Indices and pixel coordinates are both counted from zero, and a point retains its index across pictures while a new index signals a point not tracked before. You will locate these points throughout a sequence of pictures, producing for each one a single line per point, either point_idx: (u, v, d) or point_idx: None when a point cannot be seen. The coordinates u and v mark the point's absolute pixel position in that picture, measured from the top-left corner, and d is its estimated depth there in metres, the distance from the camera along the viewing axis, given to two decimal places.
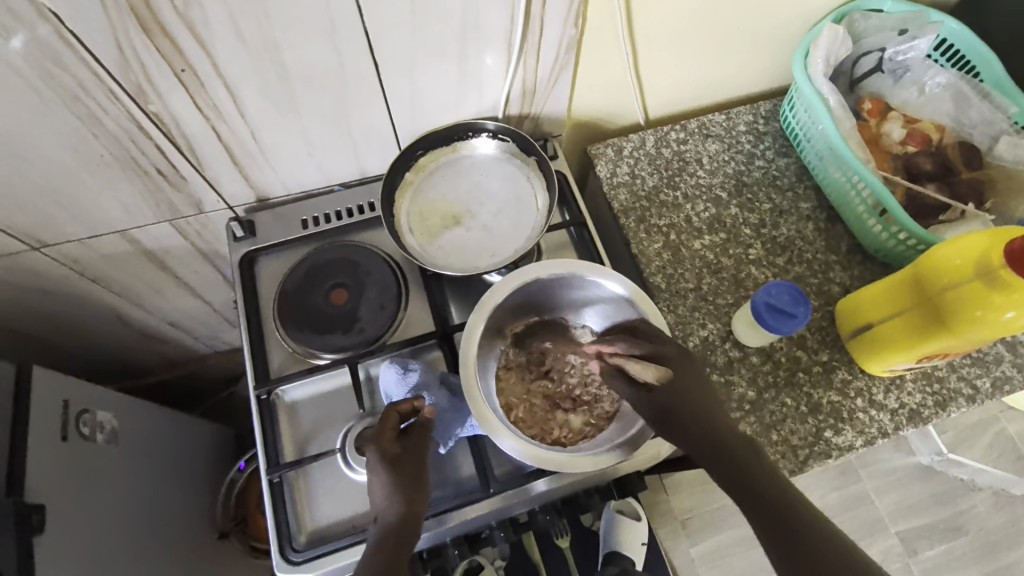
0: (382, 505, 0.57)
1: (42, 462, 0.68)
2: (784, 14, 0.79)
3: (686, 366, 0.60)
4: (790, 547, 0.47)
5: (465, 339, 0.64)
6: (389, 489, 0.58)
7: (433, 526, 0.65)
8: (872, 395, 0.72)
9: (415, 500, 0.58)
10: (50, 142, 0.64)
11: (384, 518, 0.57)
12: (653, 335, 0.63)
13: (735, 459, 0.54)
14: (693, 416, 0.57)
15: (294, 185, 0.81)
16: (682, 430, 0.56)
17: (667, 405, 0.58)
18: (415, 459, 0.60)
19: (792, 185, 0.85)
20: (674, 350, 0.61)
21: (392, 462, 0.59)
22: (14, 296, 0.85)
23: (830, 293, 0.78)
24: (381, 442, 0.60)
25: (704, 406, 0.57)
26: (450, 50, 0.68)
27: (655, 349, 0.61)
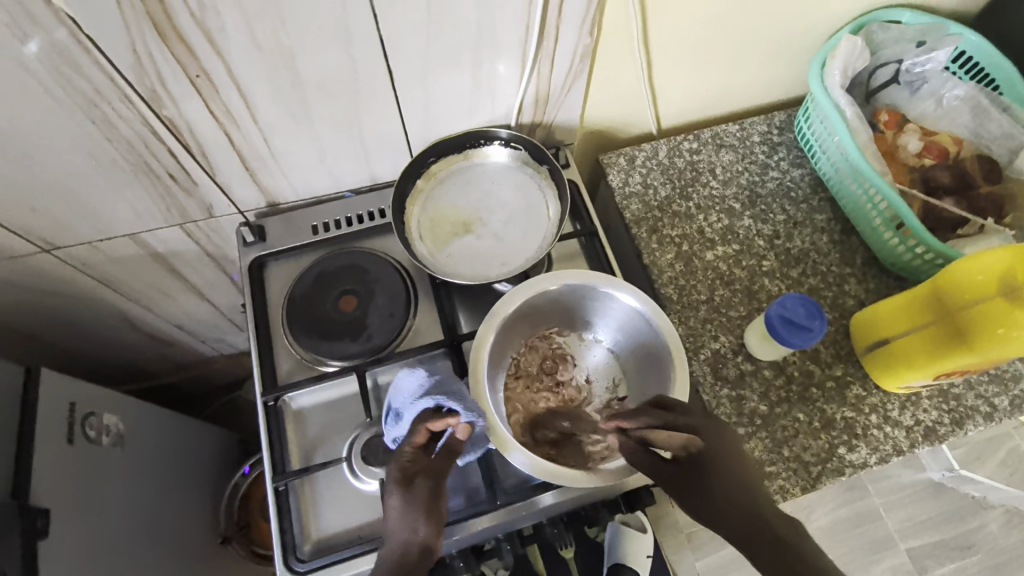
0: (395, 529, 0.55)
1: (48, 465, 0.67)
2: (800, 25, 0.78)
3: (718, 439, 0.55)
4: None
5: (476, 347, 0.63)
6: (406, 511, 0.55)
7: None
8: (887, 412, 0.70)
9: (432, 527, 0.55)
10: (64, 145, 0.64)
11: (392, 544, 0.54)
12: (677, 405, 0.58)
13: (775, 541, 0.47)
14: (724, 489, 0.51)
15: (305, 191, 0.81)
16: (715, 507, 0.51)
17: (694, 481, 0.53)
18: (436, 482, 0.57)
19: (806, 197, 0.84)
20: (700, 420, 0.56)
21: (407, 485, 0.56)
22: (24, 297, 0.85)
23: (844, 306, 0.77)
24: (401, 462, 0.58)
25: (736, 478, 0.52)
26: (464, 58, 0.68)
27: (679, 419, 0.56)
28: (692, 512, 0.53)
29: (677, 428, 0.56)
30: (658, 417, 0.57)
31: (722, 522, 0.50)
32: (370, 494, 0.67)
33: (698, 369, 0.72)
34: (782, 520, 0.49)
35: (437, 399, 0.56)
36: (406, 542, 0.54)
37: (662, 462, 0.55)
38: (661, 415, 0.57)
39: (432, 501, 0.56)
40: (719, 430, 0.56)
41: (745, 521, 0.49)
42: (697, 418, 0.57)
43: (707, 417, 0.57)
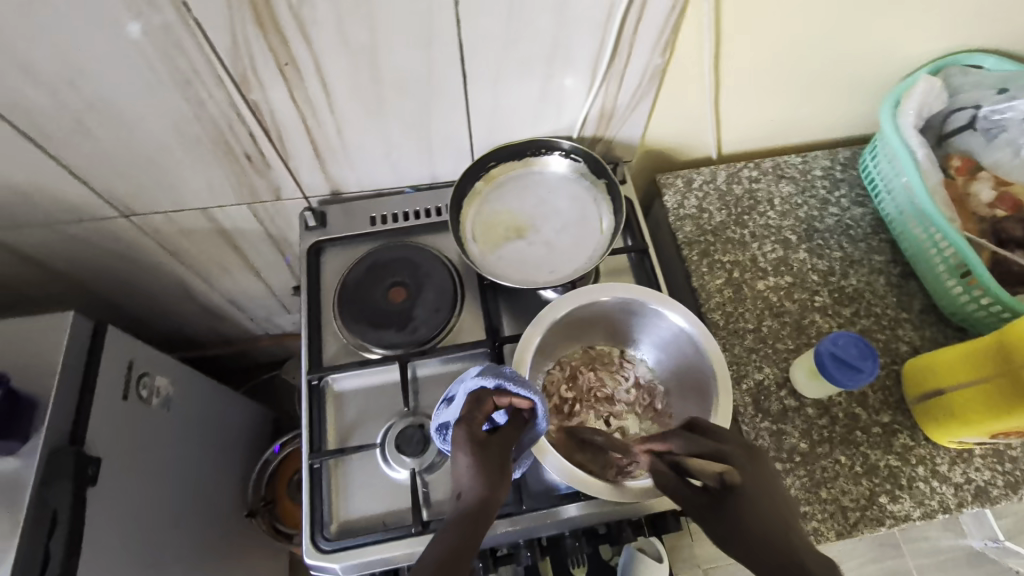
0: (467, 486, 0.54)
1: (105, 417, 0.71)
2: (876, 63, 0.77)
3: (752, 466, 0.54)
4: None
5: (522, 344, 0.64)
6: (475, 471, 0.54)
7: None
8: (935, 466, 0.68)
9: (500, 490, 0.54)
10: (157, 118, 0.68)
11: (466, 497, 0.53)
12: (713, 429, 0.57)
13: (793, 564, 0.47)
14: (753, 518, 0.51)
15: (368, 182, 0.84)
16: (740, 533, 0.50)
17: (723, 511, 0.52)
18: (506, 449, 0.57)
19: (865, 236, 0.82)
20: (735, 449, 0.55)
21: (481, 446, 0.55)
22: (98, 257, 0.91)
23: (897, 352, 0.74)
24: (472, 426, 0.56)
25: (767, 504, 0.52)
26: (537, 67, 0.69)
27: (711, 446, 0.55)
28: (719, 540, 0.52)
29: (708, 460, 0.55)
30: (691, 444, 0.55)
31: (743, 548, 0.50)
32: (399, 483, 0.68)
33: (739, 399, 0.71)
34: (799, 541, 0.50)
35: (500, 376, 0.57)
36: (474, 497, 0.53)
37: (695, 488, 0.55)
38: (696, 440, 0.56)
39: (504, 467, 0.55)
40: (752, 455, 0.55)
41: (769, 545, 0.49)
42: (730, 443, 0.56)
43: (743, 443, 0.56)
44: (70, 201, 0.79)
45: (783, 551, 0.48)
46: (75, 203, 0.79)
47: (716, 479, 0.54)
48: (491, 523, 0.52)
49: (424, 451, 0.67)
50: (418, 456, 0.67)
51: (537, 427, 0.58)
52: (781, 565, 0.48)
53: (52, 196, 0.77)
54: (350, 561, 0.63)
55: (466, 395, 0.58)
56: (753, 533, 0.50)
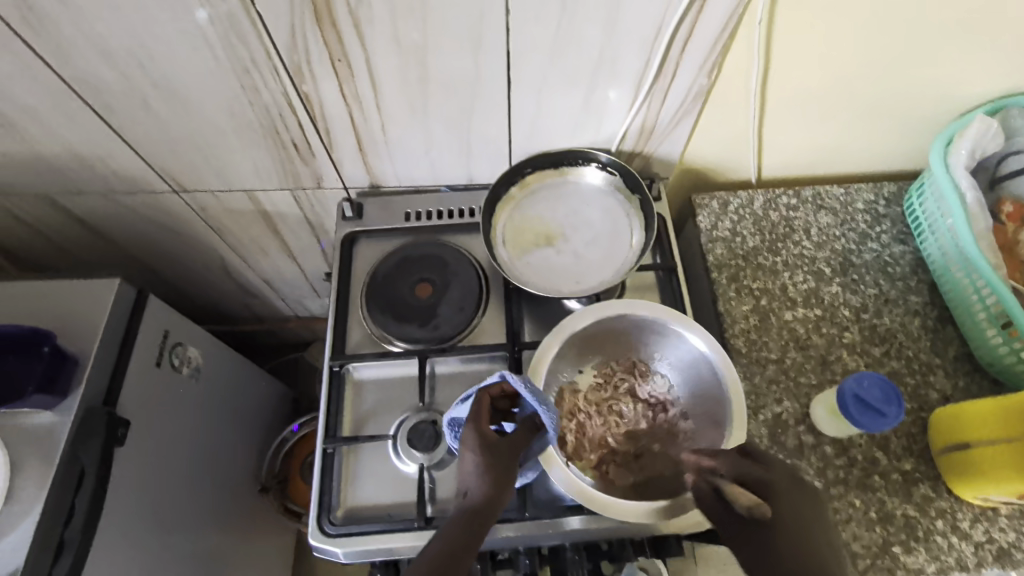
0: (470, 486, 0.55)
1: (137, 382, 0.74)
2: (932, 98, 0.75)
3: (795, 495, 0.51)
4: None
5: (540, 351, 0.65)
6: (480, 469, 0.55)
7: None
8: (956, 521, 0.65)
9: (501, 492, 0.54)
10: (213, 101, 0.71)
11: (469, 498, 0.54)
12: (762, 458, 0.55)
13: None
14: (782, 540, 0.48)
15: (406, 179, 0.86)
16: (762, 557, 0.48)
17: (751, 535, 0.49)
18: (512, 452, 0.57)
19: (903, 275, 0.80)
20: (779, 477, 0.52)
21: (486, 448, 0.56)
22: (147, 228, 0.95)
23: (926, 399, 0.72)
24: (479, 425, 0.57)
25: (801, 541, 0.47)
26: (582, 80, 0.70)
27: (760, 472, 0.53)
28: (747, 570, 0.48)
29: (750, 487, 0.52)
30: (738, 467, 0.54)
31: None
32: (407, 477, 0.70)
33: (755, 429, 0.70)
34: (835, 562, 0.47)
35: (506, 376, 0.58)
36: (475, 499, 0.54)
37: (733, 515, 0.52)
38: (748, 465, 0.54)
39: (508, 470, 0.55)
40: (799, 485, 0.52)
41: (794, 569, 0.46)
42: (776, 473, 0.53)
43: (792, 478, 0.52)
44: (127, 172, 0.83)
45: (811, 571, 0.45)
46: (130, 174, 0.83)
47: (746, 506, 0.50)
48: (493, 519, 0.53)
49: (435, 447, 0.68)
50: (429, 452, 0.68)
51: (546, 430, 0.58)
52: None
53: (110, 166, 0.82)
54: (352, 548, 0.64)
55: (473, 395, 0.59)
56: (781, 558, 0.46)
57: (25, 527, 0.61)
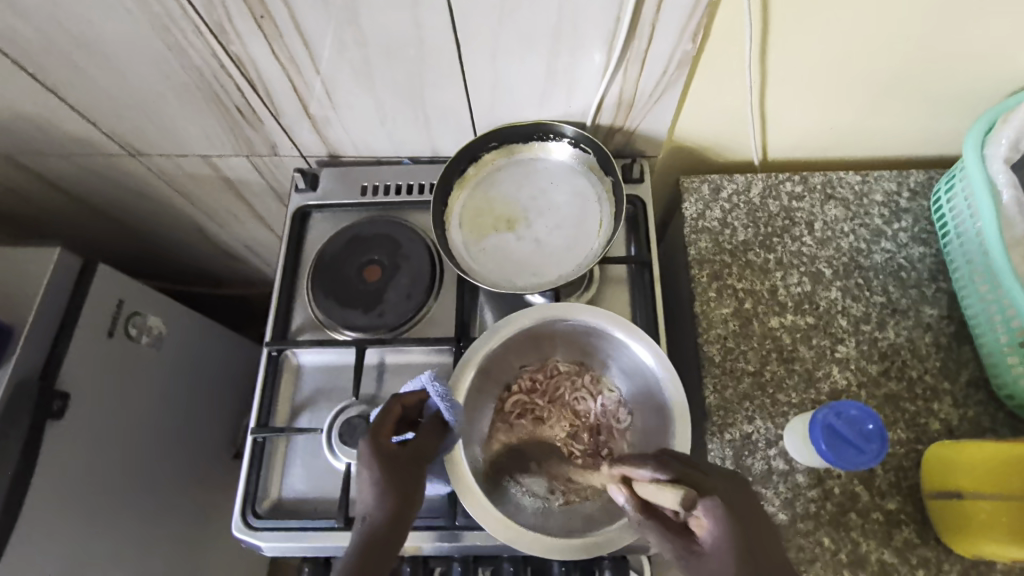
0: (371, 506, 0.51)
1: (80, 352, 0.73)
2: (973, 69, 0.62)
3: (734, 501, 0.44)
4: None
5: (482, 336, 0.60)
6: (377, 486, 0.51)
7: (448, 538, 0.61)
8: (941, 572, 0.57)
9: (402, 509, 0.50)
10: (143, 62, 0.66)
11: (371, 520, 0.50)
12: (683, 460, 0.49)
13: None
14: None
15: (365, 149, 0.79)
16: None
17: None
18: (416, 464, 0.53)
19: (918, 282, 0.69)
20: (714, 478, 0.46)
21: (387, 462, 0.52)
22: (112, 190, 0.93)
23: (925, 429, 0.62)
24: (378, 438, 0.54)
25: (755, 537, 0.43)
26: (542, 43, 0.61)
27: (736, 517, 0.43)
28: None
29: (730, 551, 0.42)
30: (711, 517, 0.43)
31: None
32: (340, 473, 0.66)
33: (717, 450, 0.62)
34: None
35: (425, 379, 0.56)
36: (375, 520, 0.49)
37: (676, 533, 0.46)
38: (722, 498, 0.44)
39: (412, 483, 0.51)
40: (761, 525, 0.44)
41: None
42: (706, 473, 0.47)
43: (724, 477, 0.46)
44: (78, 134, 0.79)
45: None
46: (82, 136, 0.80)
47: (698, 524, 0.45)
48: (399, 537, 0.49)
49: None
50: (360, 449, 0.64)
51: (452, 427, 0.55)
52: None
53: (59, 127, 0.78)
54: (276, 543, 0.62)
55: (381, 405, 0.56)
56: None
57: None
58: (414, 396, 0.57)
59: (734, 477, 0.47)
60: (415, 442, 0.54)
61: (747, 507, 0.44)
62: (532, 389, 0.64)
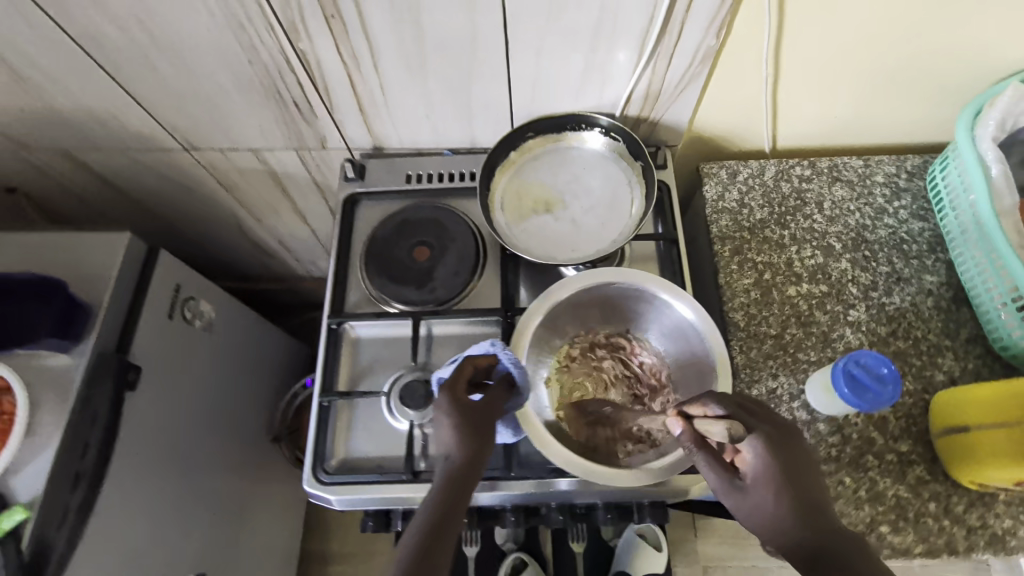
0: (451, 449, 0.54)
1: (148, 332, 0.78)
2: (963, 61, 0.70)
3: (779, 446, 0.49)
4: None
5: (553, 287, 0.67)
6: (458, 431, 0.55)
7: (486, 488, 0.67)
8: (950, 504, 0.64)
9: (480, 453, 0.54)
10: (213, 59, 0.71)
11: (453, 461, 0.53)
12: (750, 404, 0.53)
13: (822, 537, 0.43)
14: (808, 532, 0.44)
15: (409, 141, 0.86)
16: (791, 541, 0.44)
17: (775, 520, 0.46)
18: (489, 415, 0.58)
19: (919, 253, 0.76)
20: (766, 425, 0.50)
21: (465, 410, 0.57)
22: (161, 184, 0.98)
23: (931, 380, 0.69)
24: (455, 391, 0.58)
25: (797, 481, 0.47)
26: (582, 40, 0.68)
27: (780, 451, 0.48)
28: (754, 530, 0.48)
29: (771, 478, 0.47)
30: (756, 449, 0.49)
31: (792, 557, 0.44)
32: (401, 434, 0.72)
33: None
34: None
35: (495, 343, 0.61)
36: (456, 461, 0.53)
37: (720, 469, 0.52)
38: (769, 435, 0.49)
39: (489, 430, 0.57)
40: (804, 462, 0.48)
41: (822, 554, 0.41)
42: (759, 419, 0.51)
43: (778, 428, 0.50)
44: (139, 129, 0.85)
45: (842, 559, 0.40)
46: (141, 131, 0.85)
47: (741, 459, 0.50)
48: (479, 474, 0.53)
49: (426, 406, 0.70)
50: (420, 410, 0.70)
51: (520, 388, 0.62)
52: (817, 543, 0.43)
53: (122, 123, 0.84)
54: (344, 496, 0.67)
55: (456, 363, 0.61)
56: (791, 524, 0.45)
57: (43, 461, 0.66)
58: (486, 358, 0.62)
59: (786, 423, 0.51)
60: (488, 399, 0.59)
61: (793, 446, 0.49)
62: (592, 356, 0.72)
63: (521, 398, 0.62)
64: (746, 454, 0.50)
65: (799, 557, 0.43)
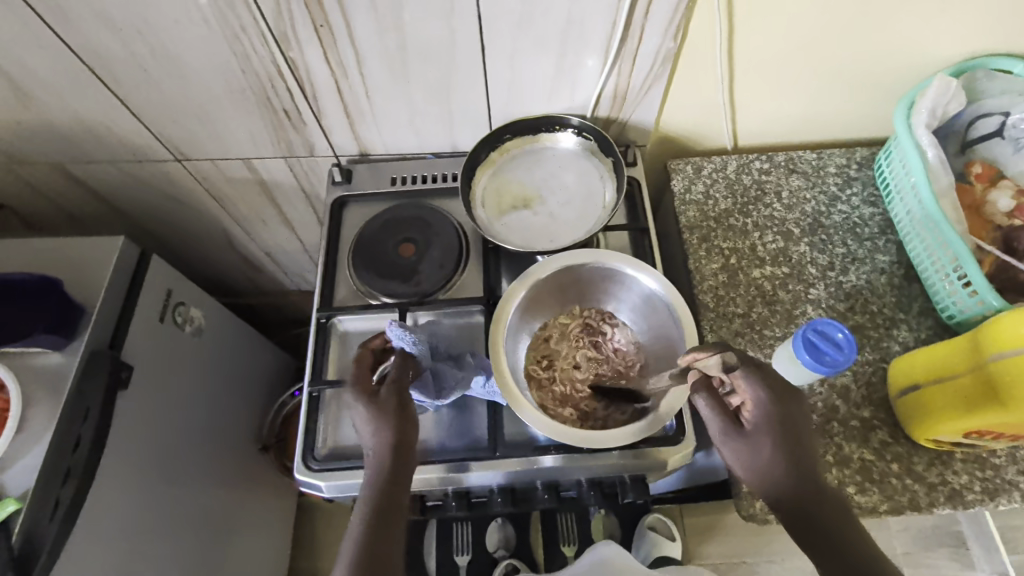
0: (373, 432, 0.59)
1: (140, 332, 0.80)
2: (896, 60, 0.77)
3: (781, 407, 0.56)
4: (821, 547, 0.50)
5: (543, 262, 0.72)
6: (376, 425, 0.59)
7: (455, 470, 0.69)
8: (911, 464, 0.68)
9: (400, 421, 0.60)
10: (207, 69, 0.76)
11: (377, 440, 0.59)
12: (752, 361, 0.58)
13: (811, 501, 0.52)
14: (795, 493, 0.53)
15: (393, 146, 0.90)
16: (784, 503, 0.53)
17: (772, 476, 0.54)
18: (396, 385, 0.63)
19: (871, 235, 0.82)
20: (774, 387, 0.57)
21: (371, 395, 0.62)
22: (151, 195, 1.01)
23: (888, 350, 0.74)
24: (357, 384, 0.64)
25: (791, 441, 0.55)
26: (552, 46, 0.73)
27: (779, 408, 0.56)
28: (746, 475, 0.56)
29: (771, 430, 0.56)
30: (761, 403, 0.56)
31: (770, 494, 0.54)
32: None
33: None
34: (862, 542, 0.49)
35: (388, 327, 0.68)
36: (380, 438, 0.59)
37: (727, 417, 0.58)
38: (770, 391, 0.57)
39: (401, 398, 0.62)
40: (798, 417, 0.57)
41: (801, 509, 0.52)
42: (772, 381, 0.57)
43: (782, 390, 0.57)
44: (132, 141, 0.88)
45: (814, 513, 0.51)
46: (134, 142, 0.89)
47: (752, 413, 0.57)
48: (404, 448, 0.58)
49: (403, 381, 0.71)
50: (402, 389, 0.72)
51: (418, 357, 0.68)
52: (809, 508, 0.52)
53: (115, 134, 0.87)
54: (334, 481, 0.69)
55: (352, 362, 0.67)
56: (789, 489, 0.53)
57: (35, 454, 0.67)
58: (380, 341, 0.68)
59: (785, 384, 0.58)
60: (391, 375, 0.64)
61: (792, 402, 0.57)
62: (573, 332, 0.76)
63: (421, 364, 0.69)
64: (751, 406, 0.57)
65: (795, 517, 0.52)
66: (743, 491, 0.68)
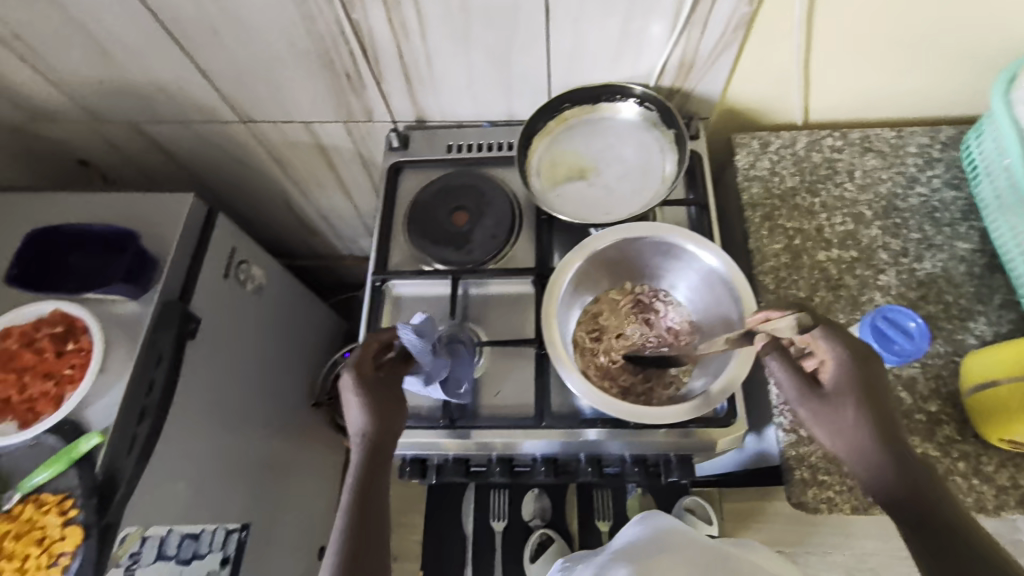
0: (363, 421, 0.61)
1: (204, 287, 0.84)
2: (999, 27, 0.70)
3: (863, 369, 0.54)
4: (924, 523, 0.47)
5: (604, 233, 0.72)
6: (366, 410, 0.61)
7: (454, 434, 0.71)
8: (979, 465, 0.64)
9: (392, 417, 0.62)
10: (274, 30, 0.77)
11: (368, 431, 0.60)
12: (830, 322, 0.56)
13: (910, 473, 0.49)
14: (887, 461, 0.51)
15: (450, 113, 0.90)
16: (875, 470, 0.51)
17: (859, 441, 0.52)
18: (393, 380, 0.64)
19: (951, 221, 0.77)
20: (854, 348, 0.55)
21: (370, 383, 0.63)
22: (217, 156, 1.05)
23: (962, 344, 0.70)
24: (359, 365, 0.63)
25: (878, 406, 0.53)
26: (619, 9, 0.71)
27: (862, 370, 0.54)
28: (833, 442, 0.54)
29: (853, 392, 0.54)
30: (841, 364, 0.55)
31: (861, 463, 0.52)
32: None
33: None
34: (969, 523, 0.46)
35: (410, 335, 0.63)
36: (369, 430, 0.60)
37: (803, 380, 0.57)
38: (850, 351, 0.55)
39: (395, 394, 0.63)
40: (882, 379, 0.54)
41: (897, 481, 0.50)
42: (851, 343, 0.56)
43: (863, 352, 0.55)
44: (201, 102, 0.91)
45: (913, 485, 0.49)
46: (204, 103, 0.92)
47: (829, 375, 0.56)
48: (391, 445, 0.60)
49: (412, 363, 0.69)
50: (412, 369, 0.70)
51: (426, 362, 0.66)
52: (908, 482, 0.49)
53: (186, 94, 0.90)
54: None
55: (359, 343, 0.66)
56: (882, 457, 0.51)
57: (113, 394, 0.72)
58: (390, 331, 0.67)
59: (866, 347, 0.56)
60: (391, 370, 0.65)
61: (874, 365, 0.55)
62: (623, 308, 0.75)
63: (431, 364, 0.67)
64: (829, 367, 0.56)
65: (894, 491, 0.49)
66: (794, 478, 0.67)
